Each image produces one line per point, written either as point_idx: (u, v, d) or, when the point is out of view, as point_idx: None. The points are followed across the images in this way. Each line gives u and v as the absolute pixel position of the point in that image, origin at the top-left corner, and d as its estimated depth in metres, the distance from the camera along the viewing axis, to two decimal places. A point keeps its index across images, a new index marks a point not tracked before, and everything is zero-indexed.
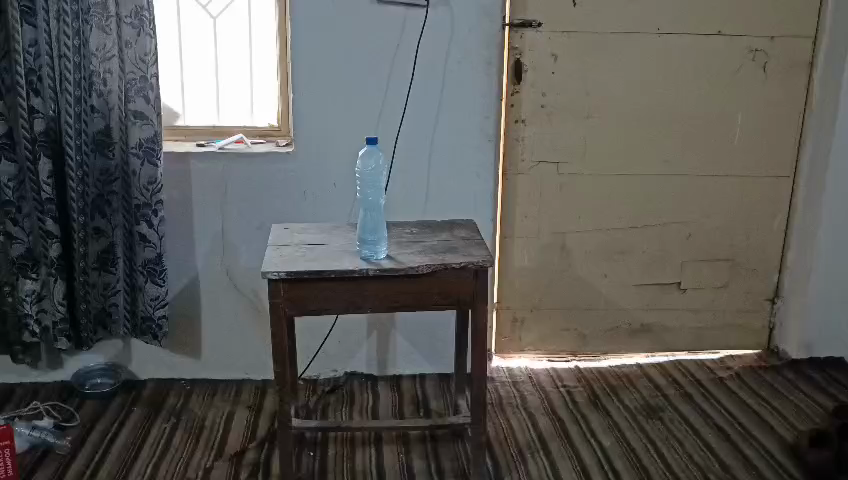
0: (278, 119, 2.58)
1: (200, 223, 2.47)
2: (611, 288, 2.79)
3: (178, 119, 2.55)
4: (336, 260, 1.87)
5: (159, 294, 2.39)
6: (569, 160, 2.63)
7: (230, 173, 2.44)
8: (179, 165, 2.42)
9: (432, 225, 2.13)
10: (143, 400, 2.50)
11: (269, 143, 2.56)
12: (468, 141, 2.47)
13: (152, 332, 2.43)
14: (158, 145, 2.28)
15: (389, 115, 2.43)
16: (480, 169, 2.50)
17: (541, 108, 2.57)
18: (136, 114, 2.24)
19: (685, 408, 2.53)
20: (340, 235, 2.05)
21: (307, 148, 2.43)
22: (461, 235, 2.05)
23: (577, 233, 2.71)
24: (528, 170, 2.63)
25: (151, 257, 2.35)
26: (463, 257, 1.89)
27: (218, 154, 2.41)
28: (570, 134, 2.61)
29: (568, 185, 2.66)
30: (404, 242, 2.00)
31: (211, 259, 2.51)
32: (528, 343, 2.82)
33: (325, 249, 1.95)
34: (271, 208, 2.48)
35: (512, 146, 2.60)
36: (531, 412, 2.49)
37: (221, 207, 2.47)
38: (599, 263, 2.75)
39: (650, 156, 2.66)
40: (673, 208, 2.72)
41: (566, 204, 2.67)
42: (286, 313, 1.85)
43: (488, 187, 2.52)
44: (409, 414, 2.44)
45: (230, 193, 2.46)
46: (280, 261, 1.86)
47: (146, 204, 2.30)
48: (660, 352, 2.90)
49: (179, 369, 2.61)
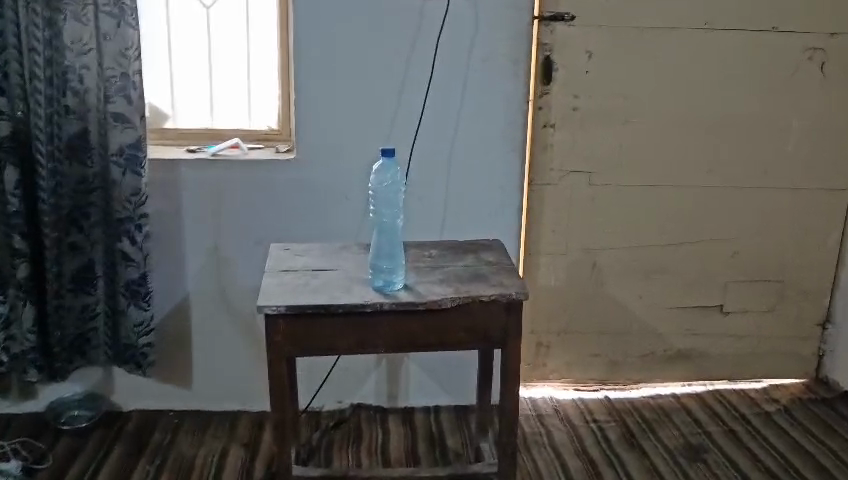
0: (279, 121, 2.31)
1: (190, 239, 2.20)
2: (645, 311, 2.52)
3: (167, 121, 2.29)
4: (344, 291, 1.61)
5: (143, 319, 2.12)
6: (601, 170, 2.37)
7: (225, 182, 2.17)
8: (167, 174, 2.15)
9: (455, 246, 1.86)
10: (127, 435, 2.22)
11: (269, 148, 2.29)
12: (493, 149, 2.20)
13: (136, 361, 2.16)
14: (142, 151, 2.01)
15: (404, 120, 2.16)
16: (505, 180, 2.23)
17: (573, 112, 2.30)
18: (116, 115, 1.97)
19: (732, 449, 2.27)
20: (350, 258, 1.79)
21: (312, 156, 2.17)
22: (488, 260, 1.78)
23: (609, 251, 2.45)
24: (556, 180, 2.36)
25: (134, 278, 2.08)
26: (493, 289, 1.62)
27: (209, 161, 2.15)
28: (604, 142, 2.34)
29: (600, 197, 2.39)
30: (423, 268, 1.73)
31: (203, 279, 2.24)
32: (552, 370, 2.56)
33: (332, 276, 1.69)
34: (271, 223, 2.21)
35: (540, 153, 2.33)
36: (560, 452, 2.23)
37: (214, 221, 2.19)
38: (633, 284, 2.49)
39: (692, 165, 2.39)
40: (717, 223, 2.45)
41: (597, 218, 2.41)
42: (285, 352, 1.59)
43: (514, 200, 2.25)
44: (424, 455, 2.18)
45: (224, 204, 2.18)
46: (280, 292, 1.60)
47: (129, 218, 2.04)
48: (697, 380, 2.64)
49: (166, 400, 2.34)
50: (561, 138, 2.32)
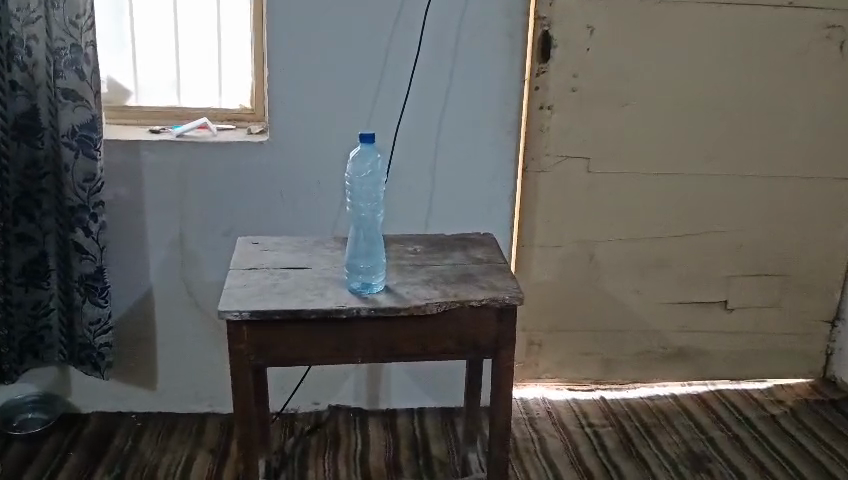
0: (251, 99, 2.12)
1: (152, 230, 2.02)
2: (644, 307, 2.36)
3: (129, 99, 2.09)
4: (316, 294, 1.43)
5: (100, 317, 1.95)
6: (601, 156, 2.19)
7: (191, 167, 1.98)
8: (127, 157, 1.96)
9: (441, 241, 1.69)
10: (83, 441, 2.05)
11: (240, 129, 2.10)
12: (484, 134, 2.02)
13: (93, 361, 1.99)
14: (96, 132, 1.81)
15: (387, 102, 1.97)
16: (496, 168, 2.05)
17: (571, 93, 2.12)
18: (65, 93, 1.77)
19: (736, 457, 2.12)
20: (325, 255, 1.61)
21: (286, 140, 1.98)
22: (478, 258, 1.61)
23: (608, 243, 2.28)
24: (552, 166, 2.18)
25: (89, 272, 1.90)
26: (483, 292, 1.45)
27: (173, 143, 1.96)
28: (605, 126, 2.16)
29: (599, 185, 2.22)
30: (406, 267, 1.56)
31: (168, 273, 2.06)
32: (545, 370, 2.40)
33: (304, 276, 1.51)
34: (241, 212, 2.03)
35: (535, 137, 2.16)
36: (553, 461, 2.07)
37: (179, 210, 2.01)
38: (632, 278, 2.32)
39: (699, 152, 2.22)
40: (722, 214, 2.29)
41: (595, 207, 2.24)
42: (250, 363, 1.41)
43: (506, 190, 2.08)
44: (407, 464, 2.02)
45: (190, 192, 2.00)
46: (245, 294, 1.42)
47: (82, 207, 1.85)
48: (698, 380, 2.49)
49: (128, 401, 2.17)
50: (558, 121, 2.14)
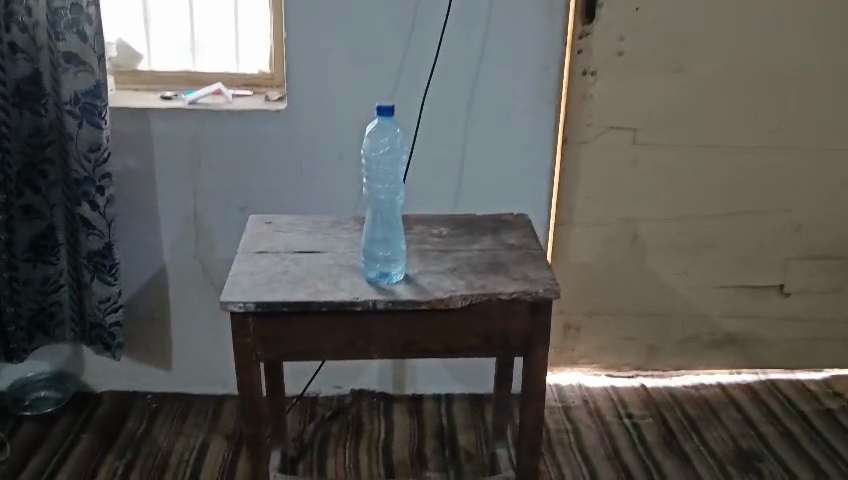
0: (270, 63, 1.97)
1: (164, 203, 1.90)
2: (692, 291, 2.18)
3: (141, 63, 1.95)
4: (329, 283, 1.30)
5: (110, 295, 1.84)
6: (649, 126, 2.00)
7: (204, 136, 1.85)
8: (137, 125, 1.84)
9: (470, 223, 1.53)
10: (95, 423, 1.97)
11: (257, 95, 1.95)
12: (520, 102, 1.85)
13: (104, 341, 1.90)
14: (101, 99, 1.68)
15: (414, 67, 1.81)
16: (532, 140, 1.89)
17: (617, 57, 1.93)
18: (66, 56, 1.64)
19: (789, 456, 1.96)
20: (341, 237, 1.47)
21: (306, 108, 1.83)
22: (510, 243, 1.45)
23: (653, 221, 2.10)
24: (594, 136, 2.01)
25: (97, 249, 1.80)
26: (514, 283, 1.30)
27: (186, 111, 1.83)
28: (654, 93, 1.97)
29: (646, 159, 2.04)
30: (430, 253, 1.41)
31: (181, 249, 1.94)
32: (582, 355, 2.24)
33: (317, 261, 1.37)
34: (258, 185, 1.89)
35: (577, 105, 1.98)
36: (589, 456, 1.93)
37: (193, 182, 1.89)
38: (679, 259, 2.15)
39: (757, 122, 2.02)
40: (781, 191, 2.09)
41: (641, 182, 2.06)
42: (256, 357, 1.29)
43: (543, 163, 1.91)
44: (432, 455, 1.89)
45: (203, 163, 1.87)
46: (251, 283, 1.29)
47: (87, 179, 1.73)
48: (748, 369, 2.31)
49: (143, 381, 2.08)
50: (602, 89, 1.96)
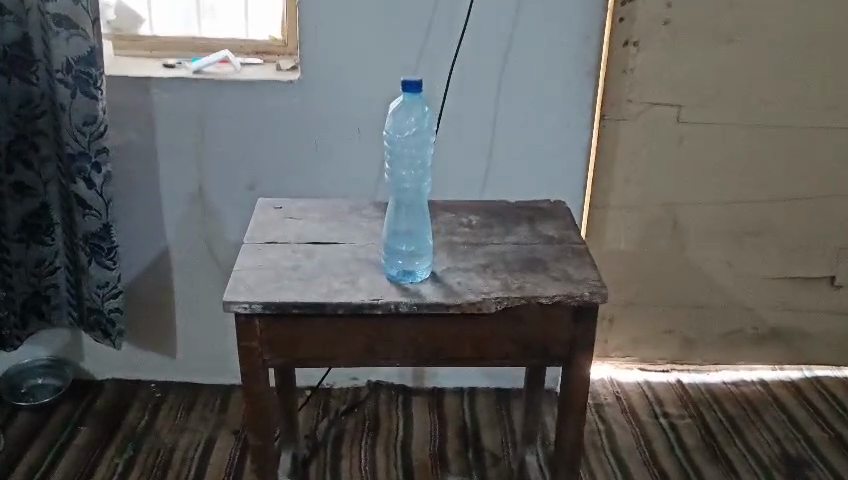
0: (283, 29, 1.80)
1: (167, 181, 1.75)
2: (735, 282, 2.02)
3: (142, 27, 1.79)
4: (345, 281, 1.15)
5: (109, 280, 1.70)
6: (696, 103, 1.83)
7: (210, 109, 1.70)
8: (137, 96, 1.68)
9: (502, 212, 1.38)
10: (95, 414, 1.85)
11: (268, 64, 1.79)
12: (557, 74, 1.68)
13: (103, 328, 1.75)
14: (95, 67, 1.53)
15: (440, 35, 1.64)
16: (569, 116, 1.72)
17: (664, 26, 1.74)
18: (56, 18, 1.48)
19: (840, 463, 1.81)
20: (360, 227, 1.32)
21: (320, 79, 1.67)
22: (549, 236, 1.30)
23: (697, 207, 1.93)
24: (636, 113, 1.83)
25: (94, 230, 1.65)
26: (554, 285, 1.15)
27: (189, 81, 1.67)
28: (702, 67, 1.79)
29: (691, 138, 1.86)
30: (459, 246, 1.26)
31: (186, 230, 1.80)
32: (615, 347, 2.10)
33: (332, 254, 1.23)
34: (269, 162, 1.74)
35: (618, 79, 1.80)
36: (624, 460, 1.79)
37: (198, 159, 1.74)
38: (722, 247, 1.98)
39: (815, 100, 1.83)
40: (838, 175, 1.91)
41: (684, 164, 1.89)
42: (262, 364, 1.15)
43: (580, 142, 1.74)
44: (455, 456, 1.76)
45: (209, 138, 1.72)
46: (258, 281, 1.15)
47: (82, 154, 1.58)
48: (792, 365, 2.15)
49: (147, 369, 1.96)
50: (645, 61, 1.78)
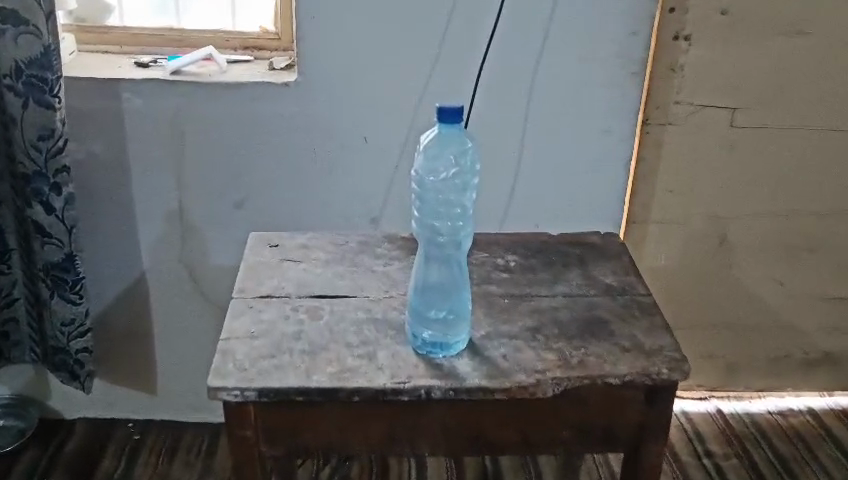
0: (275, 20, 1.55)
1: (142, 198, 1.50)
2: (786, 303, 1.80)
3: (112, 18, 1.54)
4: (362, 355, 0.91)
5: (75, 317, 1.46)
6: (752, 105, 1.59)
7: (192, 116, 1.44)
8: (104, 101, 1.43)
9: (544, 251, 1.15)
10: (63, 463, 1.61)
11: (260, 61, 1.53)
12: (599, 75, 1.43)
13: (69, 370, 1.52)
14: (51, 72, 1.27)
15: (464, 28, 1.39)
16: (612, 123, 1.47)
17: (720, 16, 1.50)
18: (4, 14, 1.23)
19: None
20: (375, 272, 1.08)
21: (320, 81, 1.42)
22: (604, 284, 1.07)
23: (747, 221, 1.70)
24: (683, 117, 1.59)
25: (55, 261, 1.40)
26: (622, 359, 0.92)
27: (166, 83, 1.42)
28: (762, 64, 1.55)
29: (744, 145, 1.63)
30: (497, 300, 1.03)
31: (165, 254, 1.56)
32: None
33: (344, 313, 0.99)
34: (261, 177, 1.49)
35: (665, 77, 1.56)
36: None
37: (178, 173, 1.49)
38: (775, 266, 1.75)
39: None
40: None
41: (736, 174, 1.65)
42: (258, 457, 0.91)
43: (623, 152, 1.50)
44: None
45: (190, 148, 1.47)
46: (252, 354, 0.91)
47: (38, 174, 1.33)
48: (842, 392, 1.94)
49: (123, 407, 1.72)
50: (698, 58, 1.54)
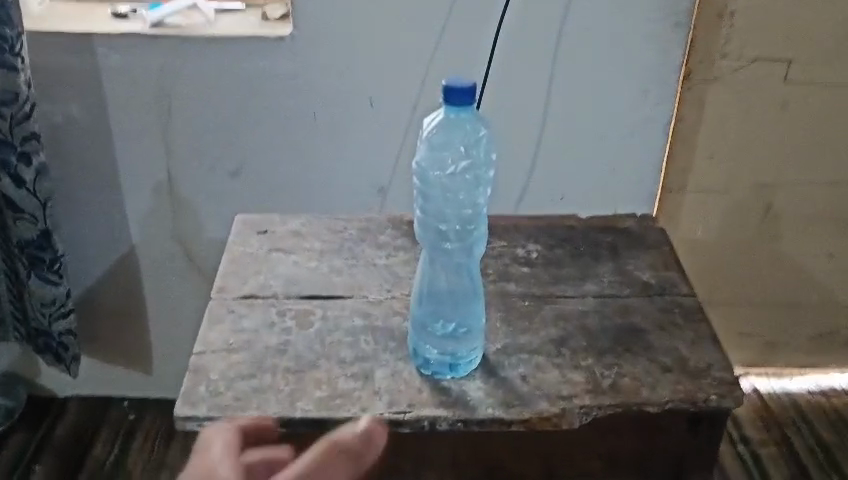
0: None
1: (125, 166, 1.36)
2: (837, 277, 1.62)
3: None
4: (355, 376, 0.78)
5: (55, 297, 1.34)
6: (809, 60, 1.40)
7: (176, 75, 1.29)
8: (77, 60, 1.27)
9: (571, 237, 1.00)
10: (54, 448, 1.52)
11: (252, 11, 1.36)
12: (637, 27, 1.25)
13: (54, 352, 1.41)
14: (9, 28, 1.12)
15: None
16: (650, 81, 1.29)
17: None
18: None
19: None
20: (375, 266, 0.94)
21: (318, 35, 1.25)
22: (641, 282, 0.92)
23: (798, 189, 1.53)
24: (731, 73, 1.41)
25: (29, 238, 1.27)
26: (663, 381, 0.78)
27: (145, 39, 1.26)
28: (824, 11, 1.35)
29: (799, 104, 1.44)
30: (516, 303, 0.88)
31: (153, 227, 1.42)
32: None
33: (338, 319, 0.85)
34: (255, 143, 1.34)
35: (711, 28, 1.37)
36: None
37: (163, 139, 1.34)
38: (826, 236, 1.58)
39: None
40: None
41: (788, 137, 1.47)
42: None
43: (662, 114, 1.32)
44: None
45: (176, 112, 1.31)
46: (229, 373, 0.78)
47: (4, 144, 1.20)
48: None
49: (118, 385, 1.62)
50: (751, 5, 1.34)
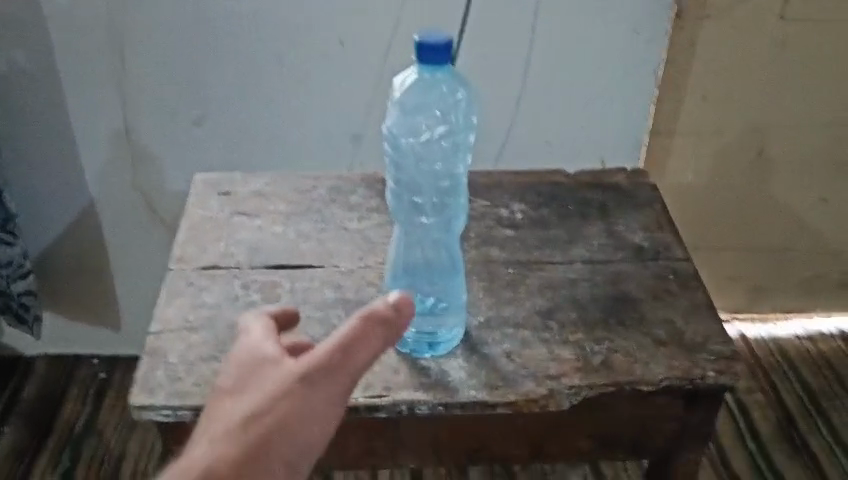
0: None
1: (80, 117, 1.27)
2: (828, 221, 1.58)
3: None
4: None
5: (11, 257, 1.26)
6: None
7: (130, 18, 1.19)
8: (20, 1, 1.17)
9: (553, 197, 0.96)
10: (23, 409, 1.47)
11: None
12: None
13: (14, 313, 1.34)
14: None
15: None
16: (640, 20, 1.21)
17: None
18: None
19: None
20: (346, 230, 0.90)
21: None
22: (631, 246, 0.87)
23: (791, 132, 1.46)
24: (726, 10, 1.32)
25: None
26: (655, 356, 0.73)
27: None
28: None
29: (796, 43, 1.36)
30: (499, 272, 0.83)
31: (114, 181, 1.34)
32: None
33: (302, 288, 0.82)
34: (219, 91, 1.25)
35: None
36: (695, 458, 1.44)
37: (120, 87, 1.24)
38: (818, 181, 1.52)
39: None
40: None
41: (783, 77, 1.40)
42: None
43: (651, 55, 1.25)
44: None
45: (132, 57, 1.22)
46: (189, 355, 0.74)
47: None
48: None
49: (87, 345, 1.56)
50: None
